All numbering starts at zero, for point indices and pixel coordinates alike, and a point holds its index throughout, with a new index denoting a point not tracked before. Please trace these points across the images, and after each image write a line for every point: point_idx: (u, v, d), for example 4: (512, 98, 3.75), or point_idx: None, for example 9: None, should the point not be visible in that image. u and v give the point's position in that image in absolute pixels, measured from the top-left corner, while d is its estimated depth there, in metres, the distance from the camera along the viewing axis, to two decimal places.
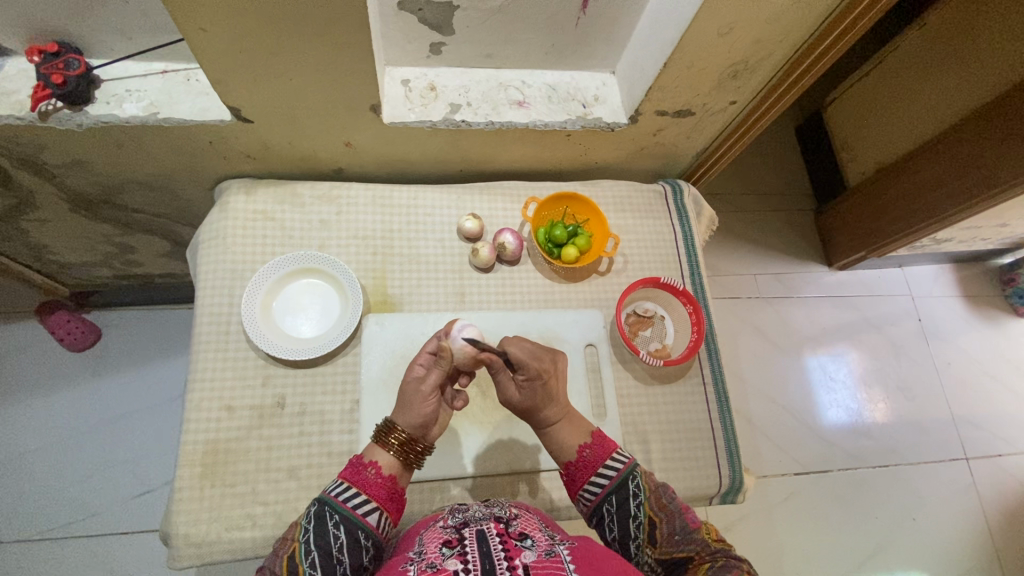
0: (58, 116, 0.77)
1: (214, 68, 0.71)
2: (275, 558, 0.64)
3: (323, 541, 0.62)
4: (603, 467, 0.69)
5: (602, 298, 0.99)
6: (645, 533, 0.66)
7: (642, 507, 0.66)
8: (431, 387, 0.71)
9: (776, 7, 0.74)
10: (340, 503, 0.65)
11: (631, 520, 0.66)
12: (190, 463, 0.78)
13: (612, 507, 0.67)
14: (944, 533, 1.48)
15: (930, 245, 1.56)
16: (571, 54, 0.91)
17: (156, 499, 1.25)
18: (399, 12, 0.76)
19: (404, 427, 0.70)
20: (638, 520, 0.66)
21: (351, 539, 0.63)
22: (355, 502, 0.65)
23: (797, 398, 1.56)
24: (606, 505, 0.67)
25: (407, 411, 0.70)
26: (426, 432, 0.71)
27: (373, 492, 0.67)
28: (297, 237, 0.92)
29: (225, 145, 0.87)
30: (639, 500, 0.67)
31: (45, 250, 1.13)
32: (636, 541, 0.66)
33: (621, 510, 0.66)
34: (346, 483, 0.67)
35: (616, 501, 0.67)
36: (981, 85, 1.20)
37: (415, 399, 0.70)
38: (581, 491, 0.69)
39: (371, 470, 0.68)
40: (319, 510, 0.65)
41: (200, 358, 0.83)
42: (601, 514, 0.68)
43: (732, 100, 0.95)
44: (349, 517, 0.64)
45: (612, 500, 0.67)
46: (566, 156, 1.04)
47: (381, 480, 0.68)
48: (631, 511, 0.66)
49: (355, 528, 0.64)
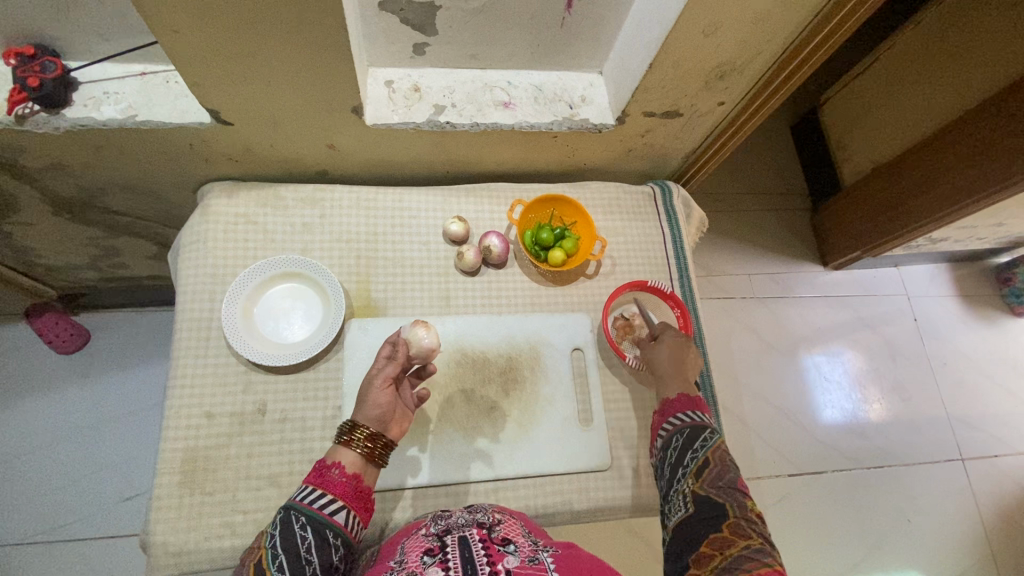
0: (34, 119, 0.76)
1: (192, 71, 0.70)
2: (242, 566, 0.63)
3: (291, 544, 0.61)
4: (690, 410, 0.81)
5: (589, 302, 0.98)
6: (696, 470, 0.73)
7: (704, 450, 0.75)
8: (387, 380, 0.72)
9: (763, 7, 0.72)
10: (306, 505, 0.64)
11: (690, 453, 0.75)
12: (169, 471, 0.77)
13: (682, 436, 0.78)
14: (939, 535, 1.47)
15: (925, 245, 1.55)
16: (557, 54, 0.90)
17: (144, 503, 1.25)
18: (380, 12, 0.75)
19: (362, 421, 0.70)
20: (695, 457, 0.74)
21: (320, 539, 0.63)
22: (321, 503, 0.65)
23: (791, 399, 1.55)
24: (678, 435, 0.78)
25: (363, 405, 0.71)
26: (385, 427, 0.71)
27: (339, 492, 0.66)
28: (280, 240, 0.91)
29: (205, 148, 0.86)
30: (704, 443, 0.76)
31: (30, 253, 1.12)
32: (686, 471, 0.74)
33: (687, 443, 0.77)
34: (311, 486, 0.66)
35: (688, 434, 0.78)
36: (978, 83, 1.19)
37: (370, 393, 0.71)
38: (662, 423, 0.82)
39: (334, 470, 0.67)
40: (284, 516, 0.64)
41: (180, 364, 0.82)
42: (670, 441, 0.79)
43: (721, 101, 0.93)
44: (316, 519, 0.64)
45: (684, 432, 0.78)
46: (553, 158, 1.02)
47: (345, 480, 0.67)
48: (694, 447, 0.76)
49: (322, 528, 0.63)
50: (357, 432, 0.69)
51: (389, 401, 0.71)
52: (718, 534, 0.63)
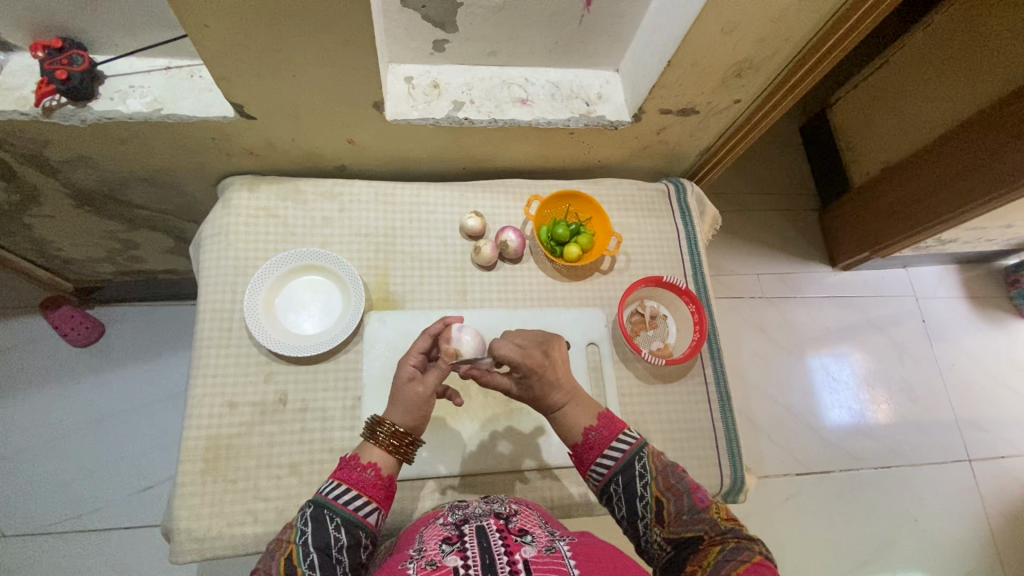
0: (62, 111, 0.77)
1: (217, 64, 0.71)
2: (268, 558, 0.63)
3: (323, 542, 0.62)
4: (609, 447, 0.68)
5: (604, 297, 0.99)
6: (653, 512, 0.65)
7: (649, 487, 0.66)
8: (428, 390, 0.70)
9: (782, 5, 0.73)
10: (340, 505, 0.65)
11: (638, 500, 0.65)
12: (192, 459, 0.78)
13: (619, 487, 0.66)
14: (947, 535, 1.48)
15: (935, 245, 1.56)
16: (575, 52, 0.91)
17: (159, 494, 1.26)
18: (402, 9, 0.76)
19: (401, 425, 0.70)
20: (646, 500, 0.65)
21: (352, 539, 0.64)
22: (354, 503, 0.65)
23: (799, 398, 1.56)
24: (614, 485, 0.67)
25: (403, 410, 0.70)
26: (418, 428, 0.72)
27: (373, 493, 0.67)
28: (300, 234, 0.92)
29: (228, 141, 0.88)
30: (645, 480, 0.66)
31: (49, 245, 1.13)
32: (645, 520, 0.65)
33: (629, 488, 0.66)
34: (344, 484, 0.66)
35: (623, 481, 0.66)
36: (985, 86, 1.20)
37: (412, 398, 0.70)
38: (590, 471, 0.69)
39: (369, 472, 0.67)
40: (316, 513, 0.64)
41: (203, 354, 0.83)
42: (609, 493, 0.68)
43: (737, 99, 0.94)
44: (349, 519, 0.64)
45: (619, 480, 0.67)
46: (569, 154, 1.03)
47: (380, 481, 0.68)
48: (637, 491, 0.66)
49: (355, 528, 0.64)
50: (395, 437, 0.69)
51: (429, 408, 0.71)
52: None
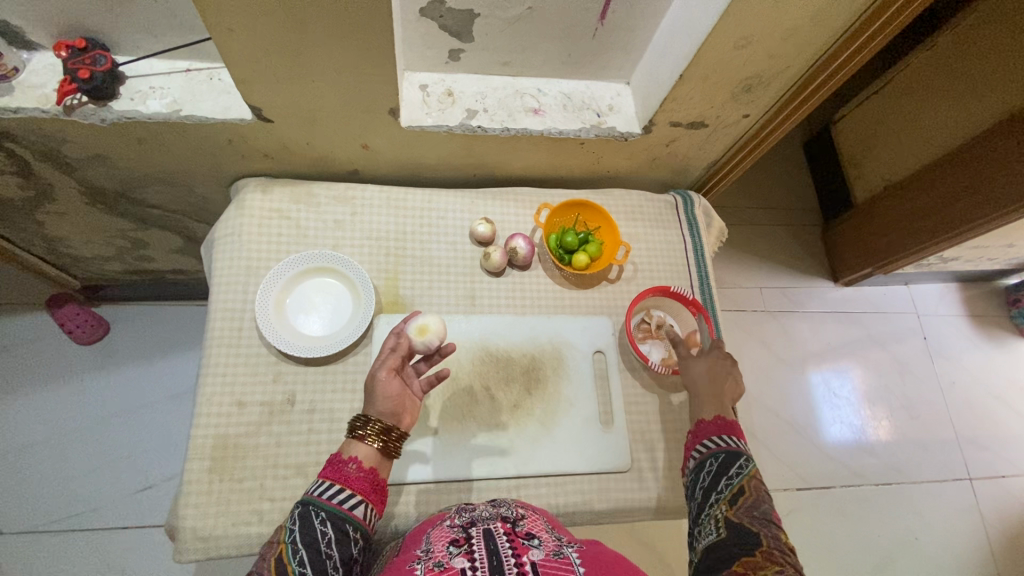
0: (83, 110, 0.78)
1: (239, 67, 0.72)
2: (260, 560, 0.63)
3: (310, 538, 0.63)
4: (725, 436, 0.78)
5: (611, 306, 1.00)
6: (729, 495, 0.70)
7: (740, 479, 0.72)
8: (389, 372, 0.74)
9: (793, 23, 0.75)
10: (325, 500, 0.66)
11: (726, 481, 0.72)
12: (199, 457, 0.79)
13: (717, 461, 0.75)
14: (948, 554, 1.47)
15: (937, 263, 1.57)
16: (587, 64, 0.92)
17: (161, 494, 1.26)
18: (420, 18, 0.78)
19: (375, 416, 0.73)
20: (730, 484, 0.71)
21: (339, 534, 0.64)
22: (339, 497, 0.66)
23: (800, 412, 1.56)
24: (712, 460, 0.75)
25: (372, 402, 0.73)
26: (398, 419, 0.74)
27: (356, 486, 0.68)
28: (312, 236, 0.93)
29: (244, 144, 0.89)
30: (741, 471, 0.73)
31: (59, 242, 1.14)
32: (719, 497, 0.71)
33: (721, 469, 0.74)
34: (329, 481, 0.67)
35: (722, 462, 0.74)
36: (989, 107, 1.21)
37: (376, 386, 0.73)
38: (694, 445, 0.79)
39: (350, 466, 0.69)
40: (303, 511, 0.65)
41: (212, 352, 0.84)
42: (703, 464, 0.76)
43: (746, 113, 0.96)
44: (335, 513, 0.65)
45: (720, 458, 0.75)
46: (579, 164, 1.05)
47: (362, 474, 0.69)
48: (730, 476, 0.72)
49: (341, 522, 0.65)
50: (371, 427, 0.71)
51: (397, 392, 0.74)
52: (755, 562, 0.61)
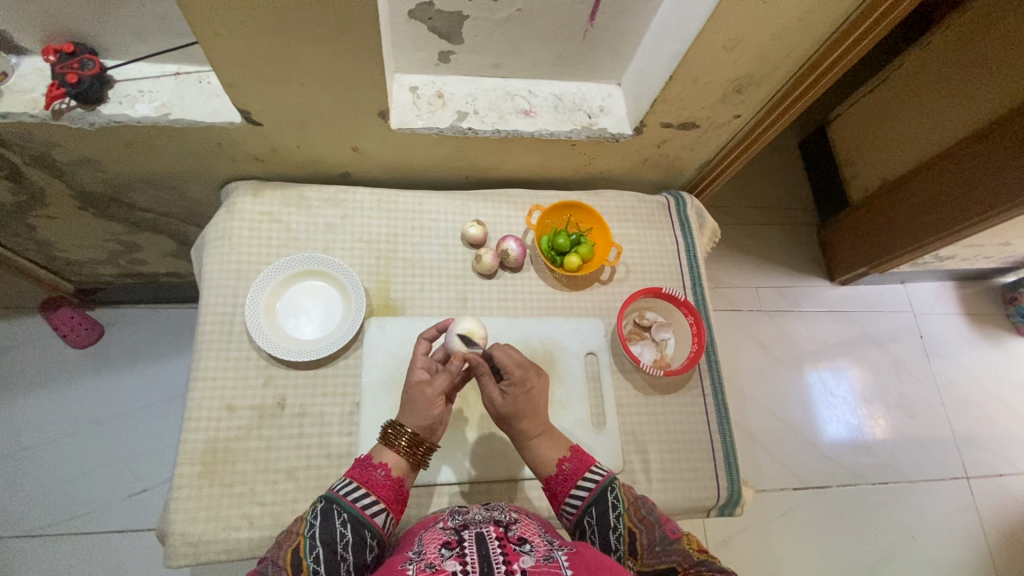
0: (71, 115, 0.78)
1: (227, 71, 0.72)
2: (279, 547, 0.65)
3: (329, 538, 0.63)
4: (582, 480, 0.72)
5: (603, 308, 1.00)
6: (625, 546, 0.68)
7: (621, 518, 0.69)
8: (439, 392, 0.73)
9: (782, 24, 0.74)
10: (349, 502, 0.66)
11: (611, 531, 0.69)
12: (189, 461, 0.79)
13: (593, 518, 0.70)
14: (944, 553, 1.47)
15: (933, 262, 1.57)
16: (578, 65, 0.92)
17: (155, 497, 1.26)
18: (409, 21, 0.78)
19: (412, 427, 0.72)
20: (618, 532, 0.69)
21: (358, 539, 0.64)
22: (362, 501, 0.67)
23: (797, 412, 1.56)
24: (586, 517, 0.70)
25: (413, 413, 0.73)
26: (432, 432, 0.74)
27: (382, 493, 0.68)
28: (303, 239, 0.93)
29: (234, 147, 0.89)
30: (618, 511, 0.70)
31: (51, 246, 1.14)
32: (619, 553, 0.68)
33: (602, 521, 0.69)
34: (355, 482, 0.68)
35: (596, 513, 0.70)
36: (984, 105, 1.21)
37: (421, 403, 0.72)
38: (563, 508, 0.73)
39: (379, 471, 0.70)
40: (326, 508, 0.66)
41: (202, 356, 0.83)
42: (582, 527, 0.70)
43: (737, 114, 0.96)
44: (357, 518, 0.65)
45: (593, 513, 0.70)
46: (571, 166, 1.04)
47: (389, 482, 0.69)
48: (611, 522, 0.69)
49: (362, 527, 0.65)
50: (404, 437, 0.71)
51: (440, 412, 0.73)
52: None
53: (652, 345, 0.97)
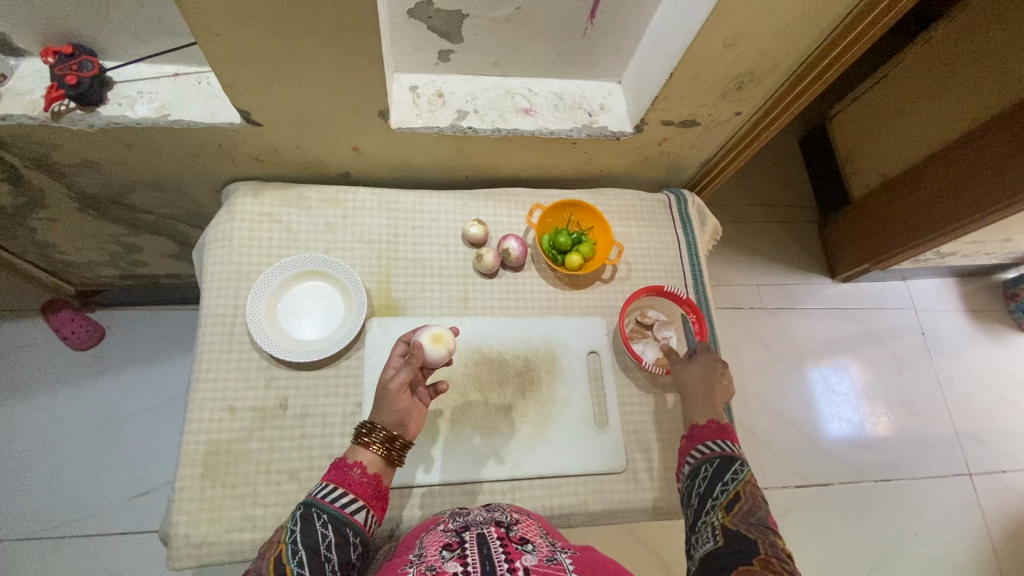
0: (70, 116, 0.78)
1: (227, 71, 0.72)
2: (261, 560, 0.64)
3: (311, 540, 0.62)
4: (714, 440, 0.78)
5: (605, 306, 1.00)
6: (725, 500, 0.70)
7: (734, 483, 0.72)
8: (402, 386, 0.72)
9: (783, 20, 0.74)
10: (329, 503, 0.66)
11: (719, 485, 0.72)
12: (192, 463, 0.78)
13: (711, 467, 0.74)
14: (948, 550, 1.47)
15: (934, 258, 1.56)
16: (578, 63, 0.92)
17: (157, 499, 1.25)
18: (409, 20, 0.77)
19: (382, 424, 0.72)
20: (726, 489, 0.71)
21: (340, 537, 0.64)
22: (341, 501, 0.66)
23: (799, 409, 1.56)
24: (706, 465, 0.75)
25: (381, 409, 0.72)
26: (404, 427, 0.73)
27: (360, 491, 0.68)
28: (304, 240, 0.93)
29: (234, 147, 0.88)
30: (736, 476, 0.73)
31: (52, 248, 1.13)
32: (714, 501, 0.70)
33: (716, 474, 0.73)
34: (332, 484, 0.67)
35: (716, 465, 0.74)
36: (983, 102, 1.21)
37: (386, 399, 0.71)
38: (689, 452, 0.79)
39: (356, 470, 0.69)
40: (306, 512, 0.65)
41: (204, 358, 0.83)
42: (697, 472, 0.75)
43: (738, 111, 0.96)
44: (338, 517, 0.65)
45: (715, 462, 0.75)
46: (571, 164, 1.04)
47: (367, 480, 0.69)
48: (724, 480, 0.72)
49: (343, 526, 0.65)
50: (377, 435, 0.71)
51: (406, 406, 0.72)
52: (751, 565, 0.60)
53: (654, 344, 0.96)
